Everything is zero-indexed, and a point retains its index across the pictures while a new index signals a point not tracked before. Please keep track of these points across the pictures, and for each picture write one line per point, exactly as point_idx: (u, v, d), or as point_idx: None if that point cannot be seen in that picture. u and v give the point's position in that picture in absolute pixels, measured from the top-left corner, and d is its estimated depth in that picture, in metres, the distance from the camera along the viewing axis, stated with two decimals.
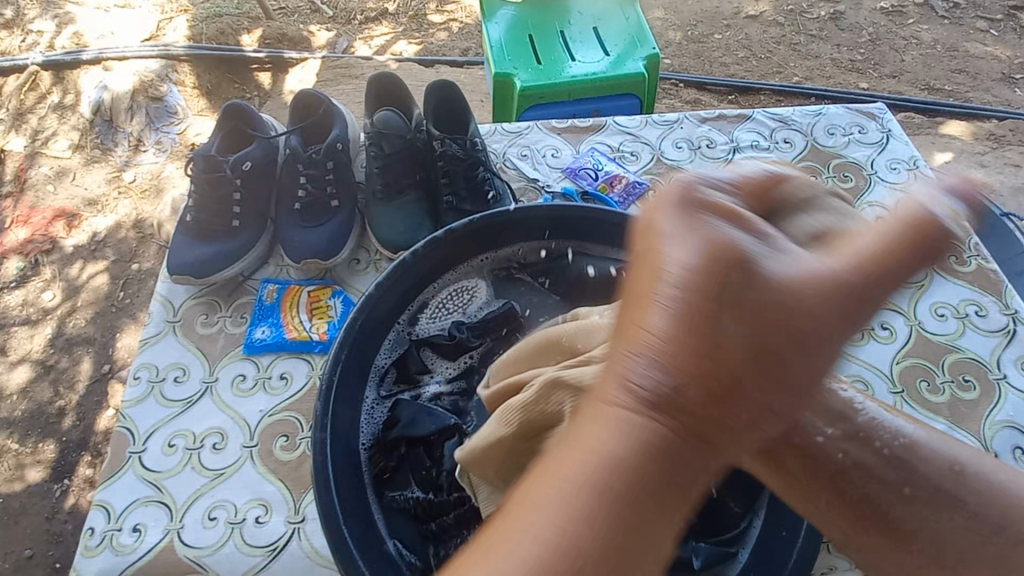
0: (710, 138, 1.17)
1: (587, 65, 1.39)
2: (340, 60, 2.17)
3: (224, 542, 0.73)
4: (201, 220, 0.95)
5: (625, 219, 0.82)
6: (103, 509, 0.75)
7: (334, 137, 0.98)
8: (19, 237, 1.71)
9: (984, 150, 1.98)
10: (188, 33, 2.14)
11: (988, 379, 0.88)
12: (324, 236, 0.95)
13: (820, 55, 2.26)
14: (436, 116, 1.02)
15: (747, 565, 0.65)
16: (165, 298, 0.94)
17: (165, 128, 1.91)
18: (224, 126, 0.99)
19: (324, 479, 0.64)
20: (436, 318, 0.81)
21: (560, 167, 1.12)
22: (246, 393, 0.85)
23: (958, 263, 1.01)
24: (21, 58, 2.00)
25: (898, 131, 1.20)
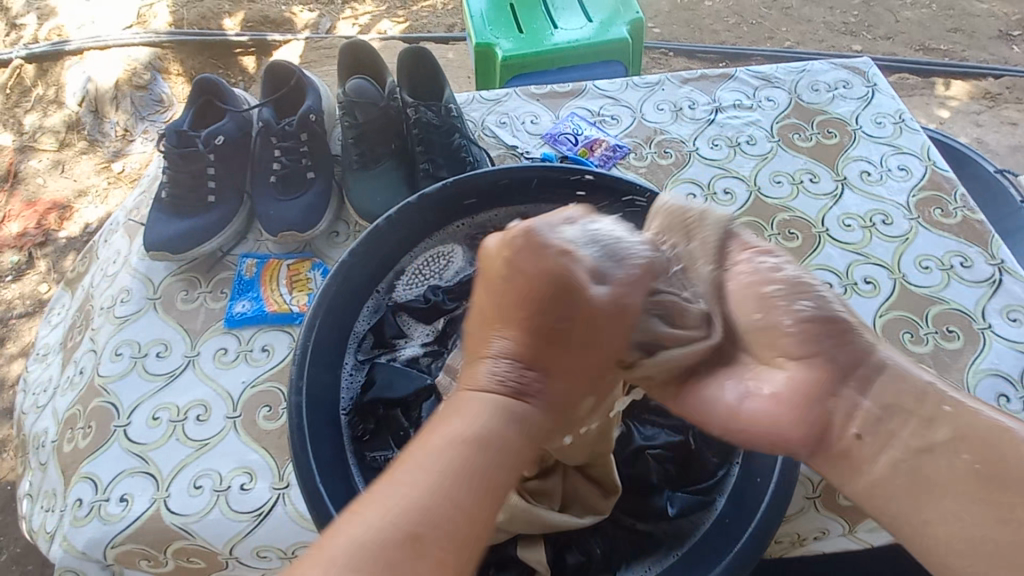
0: (691, 99, 1.16)
1: (569, 32, 1.37)
2: (325, 41, 2.14)
3: (210, 510, 0.73)
4: (176, 195, 0.95)
5: (599, 178, 0.81)
6: (89, 481, 0.76)
7: (306, 108, 0.98)
8: (9, 230, 1.70)
9: (979, 109, 1.96)
10: (171, 19, 2.10)
11: (972, 329, 0.88)
12: (300, 208, 0.94)
13: (813, 19, 2.22)
14: (410, 84, 1.01)
15: (724, 513, 0.66)
16: (145, 275, 0.94)
17: (151, 117, 1.89)
18: (196, 102, 0.99)
19: (301, 437, 0.65)
20: (413, 284, 0.80)
21: (539, 133, 1.10)
22: (228, 365, 0.85)
23: (943, 215, 1.00)
24: (3, 51, 1.98)
25: (884, 85, 1.18)
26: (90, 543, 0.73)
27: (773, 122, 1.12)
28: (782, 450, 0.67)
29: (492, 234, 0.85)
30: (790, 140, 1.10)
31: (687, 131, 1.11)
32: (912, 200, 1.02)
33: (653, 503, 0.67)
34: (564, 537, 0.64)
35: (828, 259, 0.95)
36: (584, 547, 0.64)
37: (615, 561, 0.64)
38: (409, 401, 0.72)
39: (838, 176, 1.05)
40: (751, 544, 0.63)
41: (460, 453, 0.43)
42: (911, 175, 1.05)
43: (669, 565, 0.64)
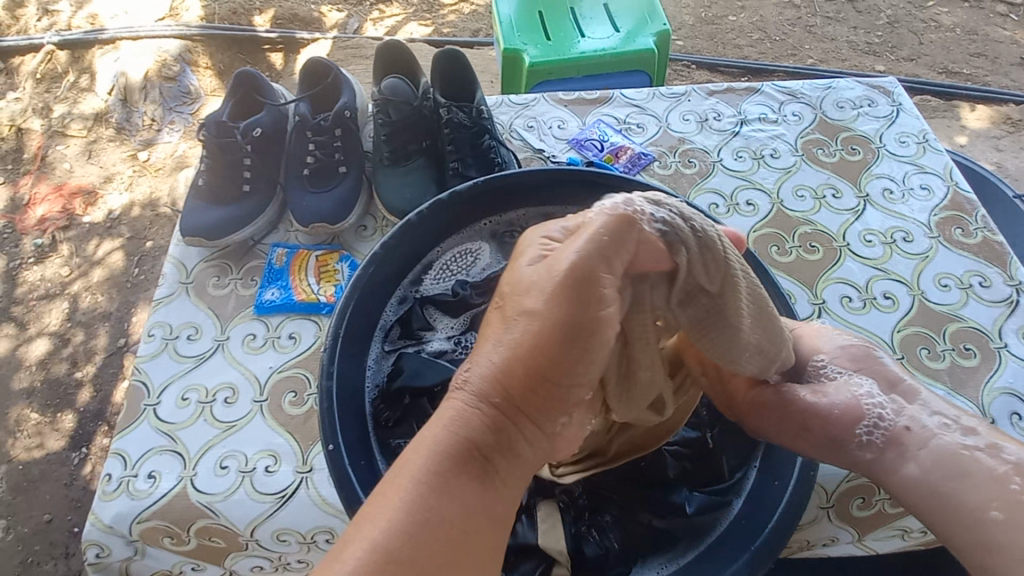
0: (716, 110, 1.17)
1: (597, 41, 1.39)
2: (351, 40, 2.18)
3: (235, 489, 0.75)
4: (212, 184, 0.97)
5: (627, 183, 0.83)
6: (119, 457, 0.79)
7: (342, 105, 1.01)
8: (36, 213, 1.74)
9: (1000, 134, 1.96)
10: (202, 13, 2.15)
11: (989, 348, 0.89)
12: (332, 201, 0.97)
13: (836, 37, 2.23)
14: (442, 85, 1.04)
15: (741, 513, 0.67)
16: (178, 260, 0.96)
17: (178, 108, 1.94)
18: (234, 95, 1.02)
19: (330, 423, 0.67)
20: (440, 279, 0.82)
21: (566, 138, 1.12)
22: (256, 350, 0.87)
23: (964, 235, 1.00)
24: (37, 37, 2.03)
25: (909, 105, 1.18)
26: (117, 516, 0.75)
27: (797, 136, 1.13)
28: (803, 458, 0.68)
29: (520, 232, 0.86)
30: (814, 155, 1.11)
31: (712, 142, 1.13)
32: (934, 219, 1.02)
33: (672, 502, 0.66)
34: (582, 528, 0.66)
35: (848, 273, 0.96)
36: (602, 540, 0.65)
37: (632, 556, 0.65)
38: (435, 391, 0.73)
39: (861, 193, 1.06)
40: (770, 542, 0.64)
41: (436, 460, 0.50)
42: (933, 194, 1.05)
43: (686, 563, 0.65)
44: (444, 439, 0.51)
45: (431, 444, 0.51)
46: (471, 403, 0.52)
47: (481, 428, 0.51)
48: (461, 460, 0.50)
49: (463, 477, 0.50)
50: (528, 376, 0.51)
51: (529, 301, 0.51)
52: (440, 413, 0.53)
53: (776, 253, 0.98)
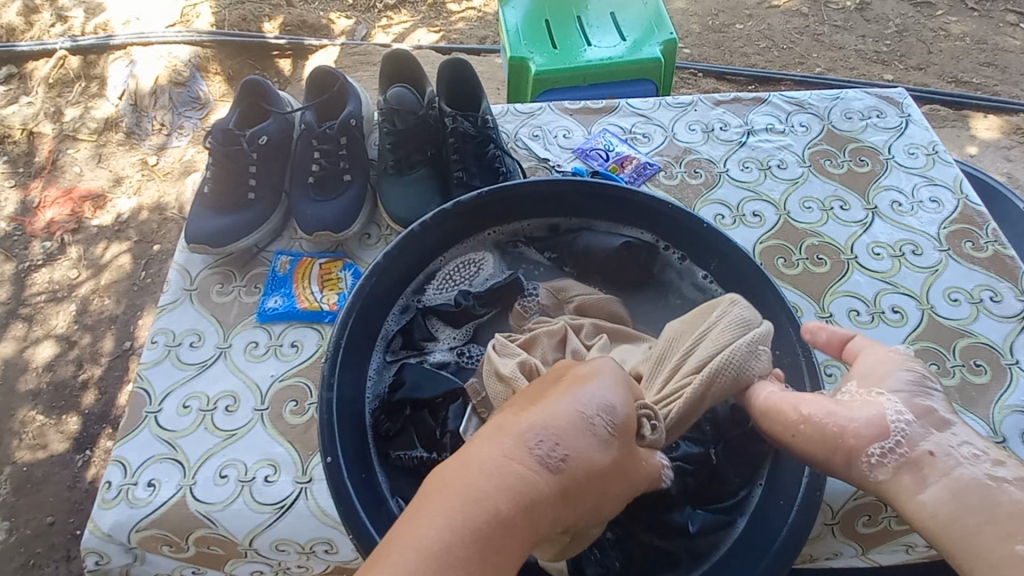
0: (723, 120, 1.17)
1: (603, 49, 1.39)
2: (359, 47, 2.19)
3: (234, 499, 0.75)
4: (217, 191, 0.98)
5: (631, 195, 0.82)
6: (120, 464, 0.78)
7: (348, 113, 1.01)
8: (45, 216, 1.76)
9: (1011, 144, 1.94)
10: (213, 20, 2.17)
11: (1000, 365, 0.87)
12: (336, 209, 0.97)
13: (844, 46, 2.22)
14: (448, 93, 1.04)
15: (744, 532, 0.66)
16: (182, 267, 0.97)
17: (187, 113, 1.95)
18: (241, 102, 1.02)
19: (330, 436, 0.67)
20: (442, 289, 0.82)
21: (571, 147, 1.12)
22: (258, 358, 0.87)
23: (974, 248, 0.99)
24: (50, 43, 2.06)
25: (918, 116, 1.17)
26: (116, 524, 0.74)
27: (805, 147, 1.13)
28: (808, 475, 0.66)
29: (523, 243, 0.86)
30: (821, 166, 1.10)
31: (718, 152, 1.12)
32: (943, 232, 1.01)
33: (673, 520, 0.66)
34: (583, 544, 0.65)
35: (856, 286, 0.95)
36: (603, 557, 0.65)
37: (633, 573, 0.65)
38: (436, 403, 0.73)
39: (869, 205, 1.05)
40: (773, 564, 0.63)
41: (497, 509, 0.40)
42: (943, 207, 1.04)
43: None
44: (506, 483, 0.41)
45: (485, 484, 0.41)
46: (540, 470, 0.43)
47: (543, 498, 0.42)
48: (515, 509, 0.40)
49: (521, 540, 0.40)
50: (581, 472, 0.45)
51: (583, 427, 0.47)
52: (498, 451, 0.43)
53: (783, 265, 0.97)
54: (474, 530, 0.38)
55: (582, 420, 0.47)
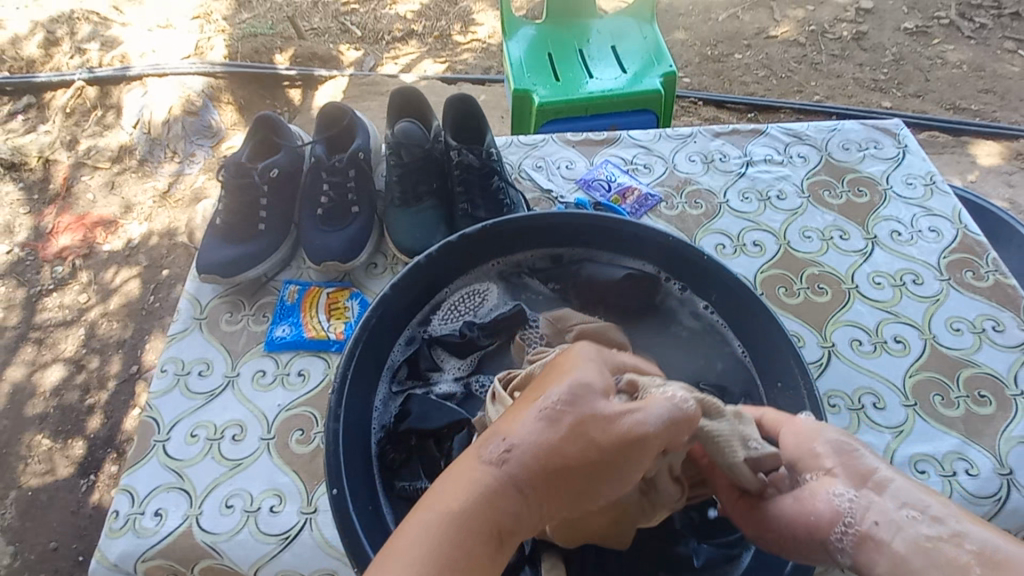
0: (723, 151, 1.19)
1: (604, 82, 1.43)
2: (367, 77, 2.25)
3: (240, 529, 0.75)
4: (229, 222, 1.00)
5: (632, 227, 0.84)
6: (127, 493, 0.79)
7: (356, 147, 1.04)
8: (59, 242, 1.80)
9: (1011, 170, 1.96)
10: (227, 52, 2.24)
11: (1005, 395, 0.87)
12: (344, 240, 0.99)
13: (842, 75, 2.26)
14: (453, 127, 1.07)
15: (750, 567, 0.66)
16: (193, 296, 0.99)
17: (199, 141, 2.01)
18: (254, 137, 1.06)
19: (336, 467, 0.67)
20: (448, 319, 0.83)
21: (573, 178, 1.15)
22: (265, 387, 0.88)
23: (975, 278, 1.00)
24: (68, 74, 2.13)
25: (915, 147, 1.20)
26: (122, 554, 0.74)
27: (803, 178, 1.15)
28: None
29: (527, 274, 0.88)
30: (820, 197, 1.12)
31: (718, 182, 1.14)
32: (943, 261, 1.02)
33: (677, 553, 0.66)
34: None
35: (858, 316, 0.95)
36: None
37: None
38: (442, 433, 0.74)
39: (869, 234, 1.06)
40: None
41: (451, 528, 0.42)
42: (942, 237, 1.05)
43: None
44: (467, 508, 0.43)
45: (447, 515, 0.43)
46: (501, 479, 0.44)
47: (508, 507, 0.44)
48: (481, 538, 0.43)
49: (485, 560, 0.42)
50: (569, 473, 0.45)
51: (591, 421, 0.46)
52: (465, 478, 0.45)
53: (784, 294, 0.98)
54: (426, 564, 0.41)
55: (603, 420, 0.46)
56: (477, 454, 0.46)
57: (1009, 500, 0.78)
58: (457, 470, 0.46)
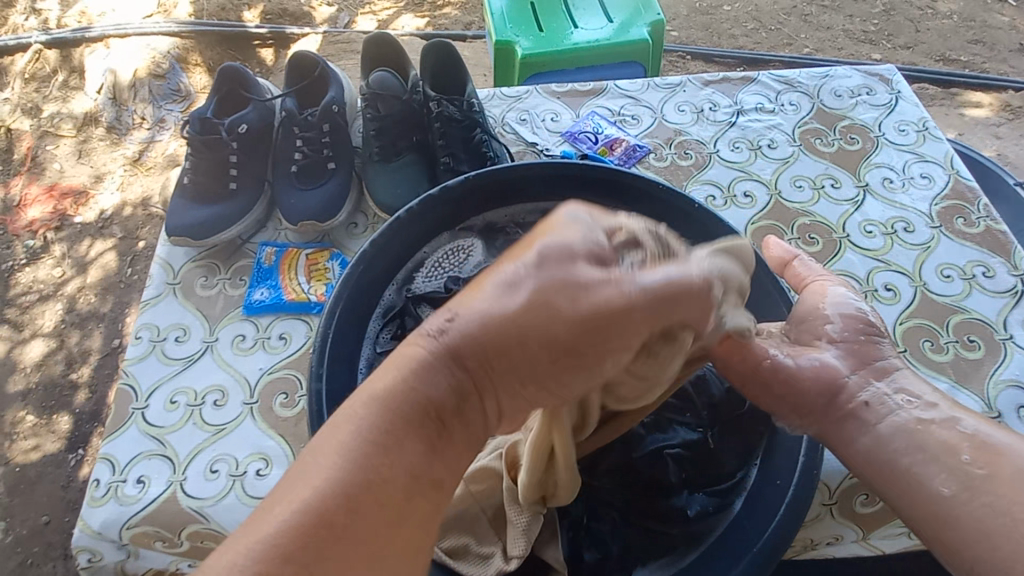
0: (713, 101, 1.15)
1: (591, 32, 1.35)
2: (342, 35, 2.14)
3: (226, 494, 0.74)
4: (199, 182, 0.96)
5: (619, 176, 0.81)
6: (107, 462, 0.77)
7: (330, 99, 0.99)
8: (28, 215, 1.72)
9: (999, 121, 1.94)
10: (191, 9, 2.11)
11: (993, 340, 0.87)
12: (321, 198, 0.95)
13: (832, 26, 2.20)
14: (432, 77, 1.02)
15: (741, 513, 0.66)
16: (165, 261, 0.94)
17: (168, 106, 1.90)
18: (219, 90, 1.00)
19: (320, 427, 0.66)
20: (432, 276, 0.80)
21: (560, 131, 1.10)
22: (245, 352, 0.86)
23: (966, 224, 0.99)
24: (24, 36, 2.00)
25: (909, 92, 1.16)
26: (107, 522, 0.73)
27: (795, 126, 1.12)
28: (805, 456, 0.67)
29: (514, 227, 0.84)
30: (812, 145, 1.09)
31: (708, 133, 1.11)
32: (935, 209, 1.01)
33: (671, 505, 0.66)
34: (579, 533, 0.65)
35: (849, 265, 0.94)
36: (599, 544, 0.65)
37: (632, 559, 0.65)
38: None
39: (860, 182, 1.04)
40: (775, 538, 0.63)
41: (373, 427, 0.42)
42: (934, 183, 1.04)
43: (687, 564, 0.64)
44: (394, 388, 0.44)
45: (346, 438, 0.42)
46: (438, 351, 0.44)
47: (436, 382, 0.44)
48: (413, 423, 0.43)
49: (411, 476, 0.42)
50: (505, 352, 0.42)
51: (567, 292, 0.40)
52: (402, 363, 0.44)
53: None
54: (353, 468, 0.41)
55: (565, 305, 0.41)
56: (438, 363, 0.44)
57: None
58: (399, 354, 0.45)
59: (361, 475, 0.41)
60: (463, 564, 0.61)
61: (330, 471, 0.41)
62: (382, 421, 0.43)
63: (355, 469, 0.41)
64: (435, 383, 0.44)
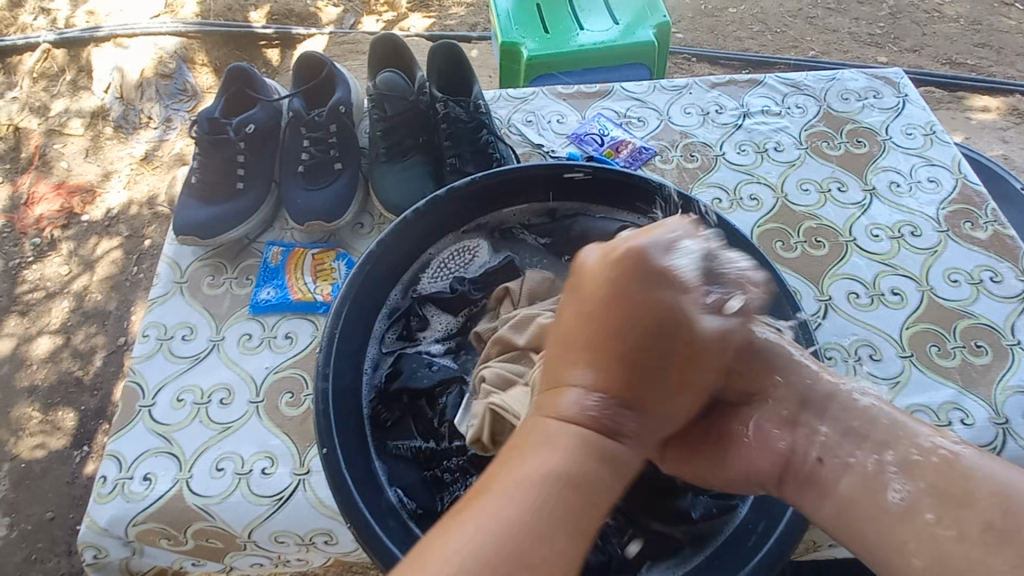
0: (719, 103, 1.15)
1: (597, 34, 1.36)
2: (348, 35, 2.15)
3: (232, 492, 0.74)
4: (207, 181, 0.96)
5: (626, 178, 0.81)
6: (114, 459, 0.77)
7: (337, 100, 1.00)
8: (35, 212, 1.73)
9: (1006, 125, 1.93)
10: (198, 9, 2.12)
11: (1001, 345, 0.87)
12: (327, 198, 0.95)
13: (838, 29, 2.20)
14: (438, 78, 1.02)
15: (748, 517, 0.66)
16: (172, 259, 0.95)
17: (175, 105, 1.91)
18: (227, 91, 1.01)
19: (326, 428, 0.66)
20: (437, 276, 0.81)
21: (565, 133, 1.10)
22: (252, 350, 0.86)
23: (974, 229, 0.99)
24: (34, 36, 2.02)
25: (916, 96, 1.16)
26: (113, 518, 0.73)
27: (801, 129, 1.12)
28: None
29: (519, 228, 0.85)
30: (818, 148, 1.09)
31: (714, 135, 1.11)
32: (942, 213, 1.00)
33: (675, 507, 0.66)
34: None
35: (856, 268, 0.94)
36: (604, 546, 0.65)
37: (636, 562, 0.64)
38: (433, 392, 0.73)
39: (867, 186, 1.04)
40: (783, 540, 0.63)
41: (551, 475, 0.41)
42: (941, 187, 1.03)
43: (694, 566, 0.64)
44: (560, 446, 0.42)
45: (512, 498, 0.40)
46: (585, 400, 0.45)
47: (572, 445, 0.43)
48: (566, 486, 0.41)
49: (583, 509, 0.41)
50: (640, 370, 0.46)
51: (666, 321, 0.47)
52: (535, 428, 0.44)
53: (781, 248, 0.97)
54: (501, 531, 0.38)
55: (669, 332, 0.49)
56: (549, 410, 0.45)
57: (1006, 448, 0.78)
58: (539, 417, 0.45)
59: (519, 524, 0.38)
60: None
61: (510, 514, 0.39)
62: (542, 472, 0.41)
63: (545, 508, 0.39)
64: (581, 419, 0.44)
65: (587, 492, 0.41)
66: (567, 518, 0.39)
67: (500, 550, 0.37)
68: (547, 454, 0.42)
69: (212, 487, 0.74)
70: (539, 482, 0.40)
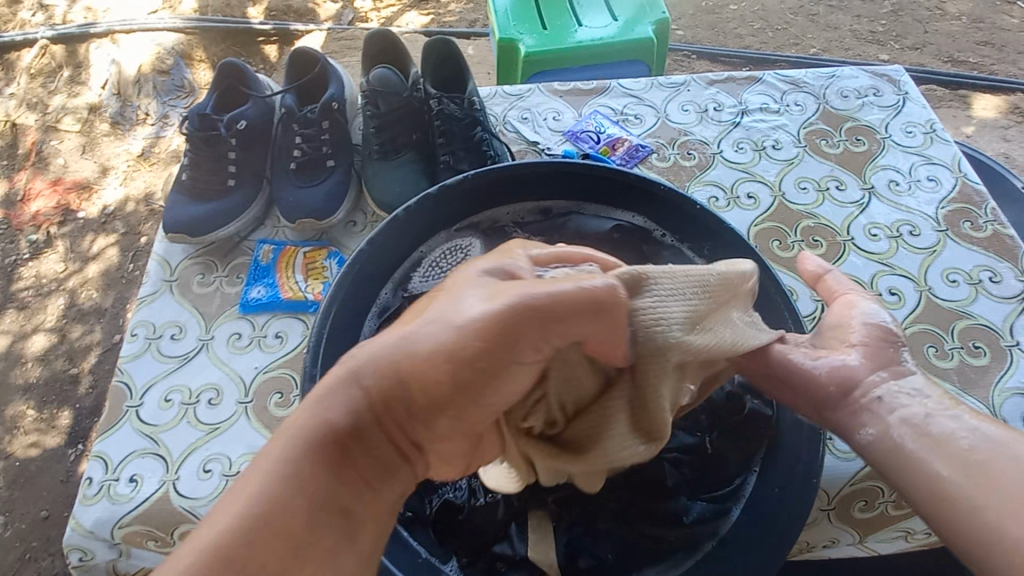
0: (717, 101, 1.14)
1: (595, 30, 1.34)
2: (346, 32, 2.14)
3: (219, 494, 0.73)
4: (197, 178, 0.95)
5: (620, 176, 0.80)
6: (100, 460, 0.76)
7: (329, 96, 0.98)
8: (31, 209, 1.72)
9: (1008, 124, 1.92)
10: (195, 5, 2.10)
11: (999, 346, 0.86)
12: (319, 196, 0.94)
13: (840, 26, 2.18)
14: (433, 75, 1.01)
15: (741, 520, 0.65)
16: (162, 258, 0.94)
17: (172, 102, 1.90)
18: (219, 87, 1.00)
19: None
20: (428, 276, 0.78)
21: (561, 130, 1.09)
22: (241, 350, 0.85)
23: (973, 229, 0.97)
24: (31, 32, 2.00)
25: (916, 94, 1.15)
26: (99, 520, 0.72)
27: (800, 127, 1.10)
28: (805, 465, 0.65)
29: (512, 227, 0.83)
30: (817, 146, 1.08)
31: (712, 133, 1.09)
32: (941, 212, 0.99)
33: (669, 509, 0.65)
34: (575, 537, 0.64)
35: (853, 268, 0.93)
36: (595, 550, 0.64)
37: (628, 565, 0.63)
38: None
39: (866, 184, 1.03)
40: (777, 544, 0.62)
41: (304, 450, 0.44)
42: (941, 186, 1.02)
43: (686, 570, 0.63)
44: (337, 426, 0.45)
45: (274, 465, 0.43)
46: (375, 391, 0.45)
47: (372, 425, 0.46)
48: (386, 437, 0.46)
49: (329, 490, 0.44)
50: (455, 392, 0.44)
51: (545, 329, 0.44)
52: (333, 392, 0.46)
53: (778, 248, 0.96)
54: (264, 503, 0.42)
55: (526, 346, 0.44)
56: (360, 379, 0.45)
57: None
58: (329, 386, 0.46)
59: (275, 498, 0.42)
60: (457, 550, 0.63)
61: (267, 486, 0.43)
62: (308, 446, 0.44)
63: (297, 482, 0.43)
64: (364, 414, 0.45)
65: (333, 475, 0.44)
66: (313, 490, 0.43)
67: (254, 522, 0.42)
68: (325, 427, 0.44)
69: (198, 489, 0.74)
70: (302, 459, 0.44)
